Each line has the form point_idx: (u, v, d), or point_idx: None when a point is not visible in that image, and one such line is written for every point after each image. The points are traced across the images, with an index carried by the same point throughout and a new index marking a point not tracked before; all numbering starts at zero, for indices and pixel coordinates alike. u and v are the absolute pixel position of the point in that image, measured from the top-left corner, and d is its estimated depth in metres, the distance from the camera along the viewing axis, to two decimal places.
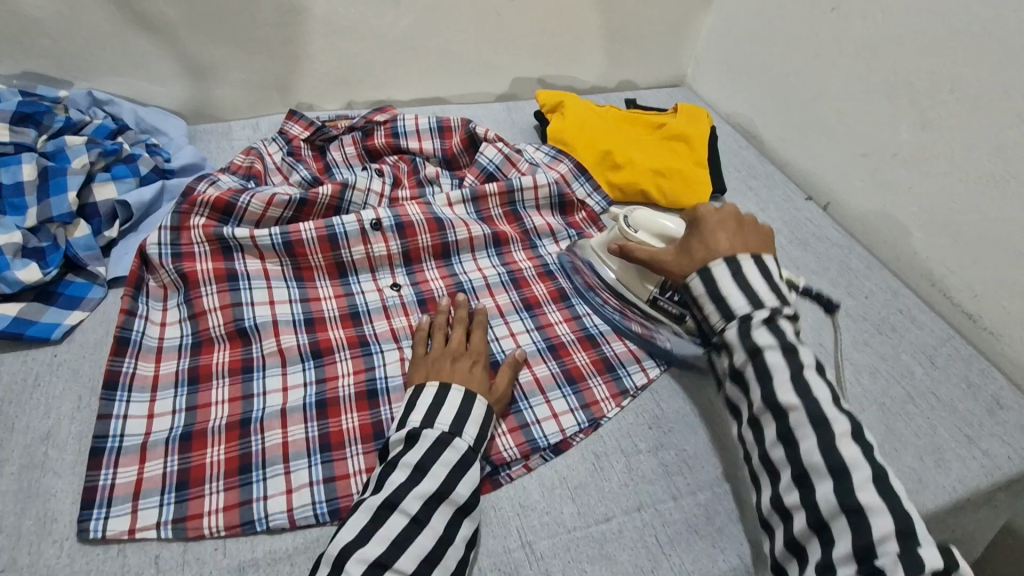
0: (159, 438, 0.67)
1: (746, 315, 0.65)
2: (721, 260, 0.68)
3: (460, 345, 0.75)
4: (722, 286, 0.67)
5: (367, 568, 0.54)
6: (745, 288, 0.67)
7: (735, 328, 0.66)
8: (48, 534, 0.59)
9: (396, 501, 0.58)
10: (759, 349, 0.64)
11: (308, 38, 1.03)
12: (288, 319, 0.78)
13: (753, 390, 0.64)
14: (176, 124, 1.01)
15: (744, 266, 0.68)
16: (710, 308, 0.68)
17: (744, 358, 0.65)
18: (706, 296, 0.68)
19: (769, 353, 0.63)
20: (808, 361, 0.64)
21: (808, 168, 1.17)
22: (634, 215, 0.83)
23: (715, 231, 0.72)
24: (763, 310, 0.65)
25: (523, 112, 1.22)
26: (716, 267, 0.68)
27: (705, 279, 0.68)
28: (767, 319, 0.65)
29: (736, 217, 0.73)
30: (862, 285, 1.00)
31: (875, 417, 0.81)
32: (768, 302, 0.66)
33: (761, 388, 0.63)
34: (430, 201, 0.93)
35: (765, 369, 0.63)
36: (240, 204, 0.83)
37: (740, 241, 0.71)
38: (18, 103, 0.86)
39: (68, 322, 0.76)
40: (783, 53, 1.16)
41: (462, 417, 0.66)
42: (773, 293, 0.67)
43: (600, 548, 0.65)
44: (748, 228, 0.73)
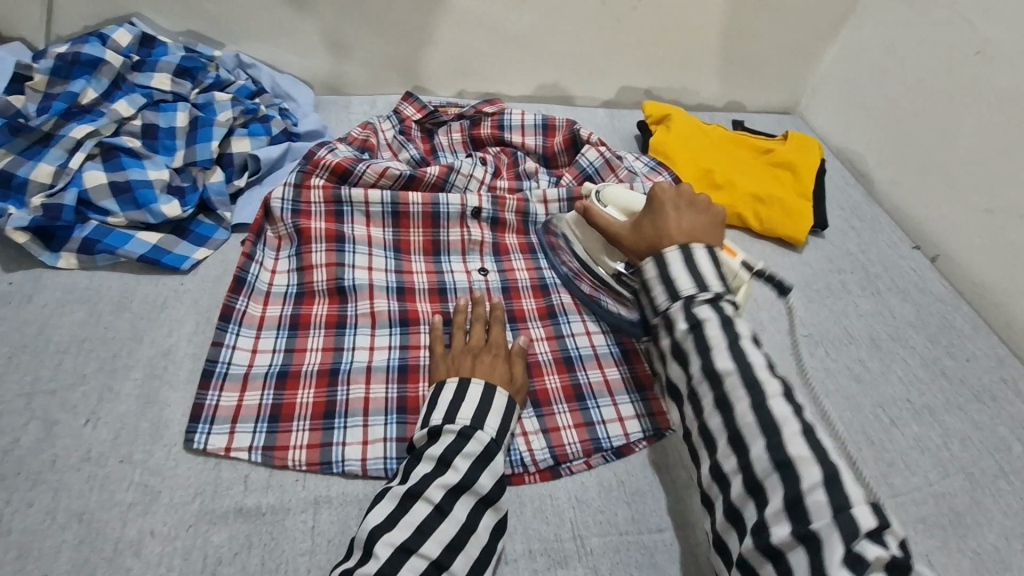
0: (259, 371, 0.73)
1: (691, 296, 0.66)
2: (676, 248, 0.68)
3: (479, 342, 0.75)
4: (671, 270, 0.68)
5: (392, 553, 0.56)
6: (691, 269, 0.67)
7: (681, 305, 0.66)
8: (160, 439, 0.67)
9: (420, 490, 0.60)
10: (699, 322, 0.65)
11: (434, 26, 1.09)
12: (382, 285, 0.84)
13: (692, 361, 0.65)
14: (306, 94, 1.10)
15: (696, 252, 0.68)
16: (658, 290, 0.68)
17: (683, 333, 0.66)
18: (655, 280, 0.68)
19: (708, 325, 0.64)
20: (744, 332, 0.64)
21: (919, 215, 1.10)
22: (606, 190, 0.83)
23: (666, 209, 0.74)
24: (706, 292, 0.66)
25: (625, 121, 1.23)
26: (670, 253, 0.68)
27: (657, 262, 0.69)
28: (710, 299, 0.66)
29: (691, 194, 0.76)
30: (964, 346, 0.94)
31: (961, 486, 0.76)
32: (713, 286, 0.67)
33: (700, 357, 0.64)
34: (527, 196, 0.95)
35: (704, 339, 0.64)
36: (356, 171, 0.90)
37: (689, 220, 0.73)
38: (181, 57, 0.97)
39: (196, 257, 0.84)
40: (913, 92, 1.10)
41: (483, 411, 0.67)
42: (720, 279, 0.68)
43: (650, 557, 0.65)
44: (700, 207, 0.75)
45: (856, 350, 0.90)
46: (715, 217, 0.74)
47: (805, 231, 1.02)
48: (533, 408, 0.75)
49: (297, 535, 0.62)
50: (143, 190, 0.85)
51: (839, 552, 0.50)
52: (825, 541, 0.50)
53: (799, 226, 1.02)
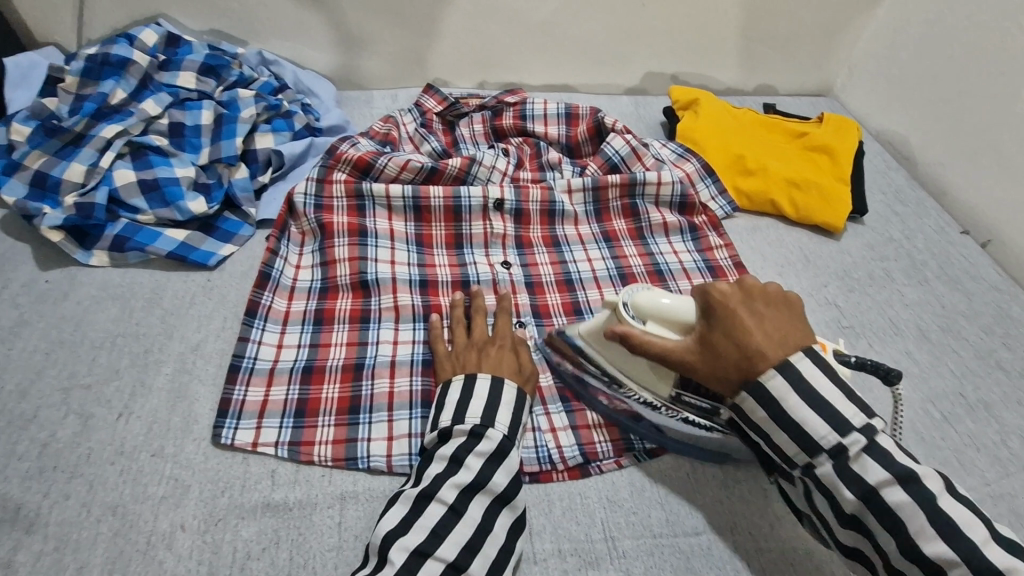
0: (285, 366, 0.73)
1: (839, 447, 0.53)
2: (774, 371, 0.54)
3: (484, 337, 0.74)
4: (795, 412, 0.54)
5: (408, 557, 0.55)
6: (814, 402, 0.53)
7: (828, 461, 0.53)
8: (190, 433, 0.67)
9: (433, 492, 0.59)
10: (872, 488, 0.52)
11: (454, 16, 1.07)
12: (405, 278, 0.83)
13: (881, 537, 0.52)
14: (327, 88, 1.09)
15: (806, 372, 0.54)
16: (789, 442, 0.55)
17: (856, 504, 0.53)
18: (777, 427, 0.55)
19: (887, 490, 0.51)
20: (924, 474, 0.52)
21: (969, 199, 1.04)
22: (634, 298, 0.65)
23: (742, 322, 0.57)
24: (852, 435, 0.53)
25: (651, 108, 1.20)
26: (773, 381, 0.55)
27: (770, 406, 0.55)
28: (866, 444, 0.52)
29: (759, 289, 0.60)
30: (1022, 337, 0.88)
31: (1021, 485, 0.71)
32: (854, 419, 0.53)
33: (892, 536, 0.52)
34: (551, 185, 0.93)
35: (888, 512, 0.51)
36: (378, 165, 0.89)
37: (775, 330, 0.57)
38: (206, 55, 0.98)
39: (222, 253, 0.85)
40: (959, 71, 1.04)
41: (493, 408, 0.65)
42: (852, 401, 0.54)
43: (686, 561, 0.63)
44: (777, 304, 0.59)
45: (902, 341, 0.85)
46: (795, 309, 0.60)
47: (844, 217, 0.98)
48: (561, 404, 0.73)
49: (324, 530, 0.62)
50: (170, 187, 0.86)
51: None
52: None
53: (837, 212, 0.97)
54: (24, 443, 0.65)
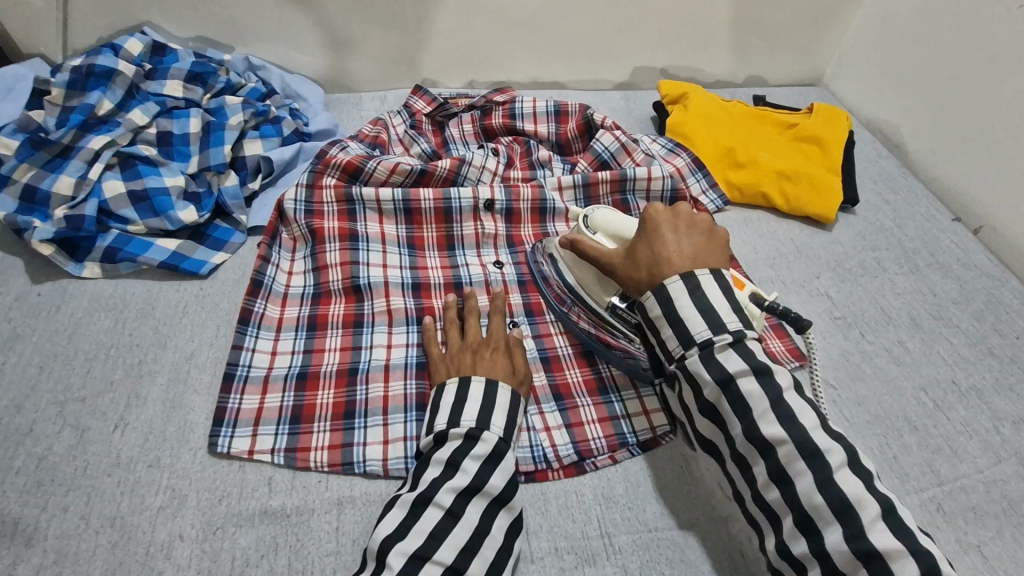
0: (279, 373, 0.73)
1: (707, 342, 0.60)
2: (677, 277, 0.62)
3: (478, 337, 0.74)
4: (679, 308, 0.61)
5: (407, 562, 0.55)
6: (702, 305, 0.61)
7: (696, 352, 0.60)
8: (186, 442, 0.68)
9: (430, 496, 0.59)
10: (730, 377, 0.58)
11: (440, 15, 1.07)
12: (397, 281, 0.83)
13: (730, 423, 0.58)
14: (315, 92, 1.09)
15: (705, 283, 0.62)
16: (668, 332, 0.62)
17: (715, 390, 0.59)
18: (663, 318, 0.62)
19: (741, 380, 0.57)
20: (785, 382, 0.59)
21: (960, 186, 1.04)
22: (594, 213, 0.77)
23: (661, 232, 0.67)
24: (724, 333, 0.60)
25: (641, 103, 1.19)
26: (673, 283, 0.62)
27: (660, 299, 0.62)
28: (733, 342, 0.59)
29: (690, 216, 0.69)
30: (1014, 323, 0.88)
31: (1014, 471, 0.72)
32: (730, 324, 0.60)
33: (740, 419, 0.57)
34: (542, 183, 0.93)
35: (741, 400, 0.57)
36: (367, 168, 0.89)
37: (688, 243, 0.66)
38: (192, 63, 0.97)
39: (213, 261, 0.85)
40: (949, 57, 1.04)
41: (488, 410, 0.65)
42: (737, 314, 0.61)
43: (682, 554, 0.63)
44: (701, 228, 0.68)
45: (894, 330, 0.85)
46: (717, 239, 0.68)
47: (836, 208, 0.98)
48: (556, 402, 0.74)
49: (322, 535, 0.62)
50: (160, 197, 0.86)
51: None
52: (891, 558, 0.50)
53: (828, 202, 0.97)
54: (20, 458, 0.65)
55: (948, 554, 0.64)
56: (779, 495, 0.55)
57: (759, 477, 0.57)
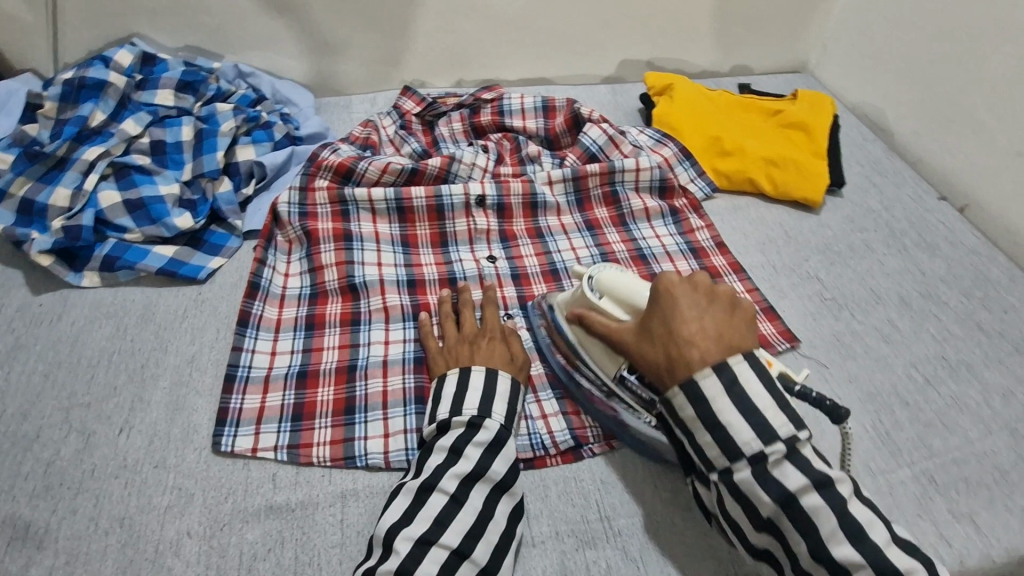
0: (279, 373, 0.75)
1: (760, 457, 0.53)
2: (706, 368, 0.56)
3: (473, 329, 0.75)
4: (722, 413, 0.55)
5: (413, 546, 0.56)
6: (744, 406, 0.54)
7: (747, 468, 0.54)
8: (190, 442, 0.69)
9: (434, 483, 0.60)
10: (791, 495, 0.52)
11: (427, 16, 1.08)
12: (393, 279, 0.84)
13: (793, 540, 0.53)
14: (305, 96, 1.10)
15: (738, 372, 0.56)
16: (707, 440, 0.55)
17: (772, 508, 0.53)
18: (701, 425, 0.56)
19: (805, 497, 0.52)
20: (844, 487, 0.54)
21: (945, 166, 1.06)
22: (600, 274, 0.70)
23: (683, 312, 0.60)
24: (776, 445, 0.53)
25: (628, 96, 1.21)
26: (709, 381, 0.56)
27: (698, 403, 0.56)
28: (786, 453, 0.53)
29: (709, 287, 0.63)
30: (1001, 298, 0.89)
31: (1004, 443, 0.73)
32: (778, 427, 0.54)
33: (806, 540, 0.52)
34: (532, 178, 0.95)
35: (806, 518, 0.52)
36: (359, 169, 0.90)
37: (712, 322, 0.59)
38: (182, 72, 0.99)
39: (211, 266, 0.86)
40: (928, 38, 1.05)
41: (489, 397, 0.67)
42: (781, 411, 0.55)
43: (680, 534, 0.65)
44: (723, 301, 0.61)
45: (884, 310, 0.87)
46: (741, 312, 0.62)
47: (823, 191, 0.99)
48: (552, 391, 0.75)
49: (327, 528, 0.64)
50: (155, 204, 0.87)
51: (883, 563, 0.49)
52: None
53: (815, 186, 0.99)
54: (28, 464, 0.66)
55: (941, 524, 0.66)
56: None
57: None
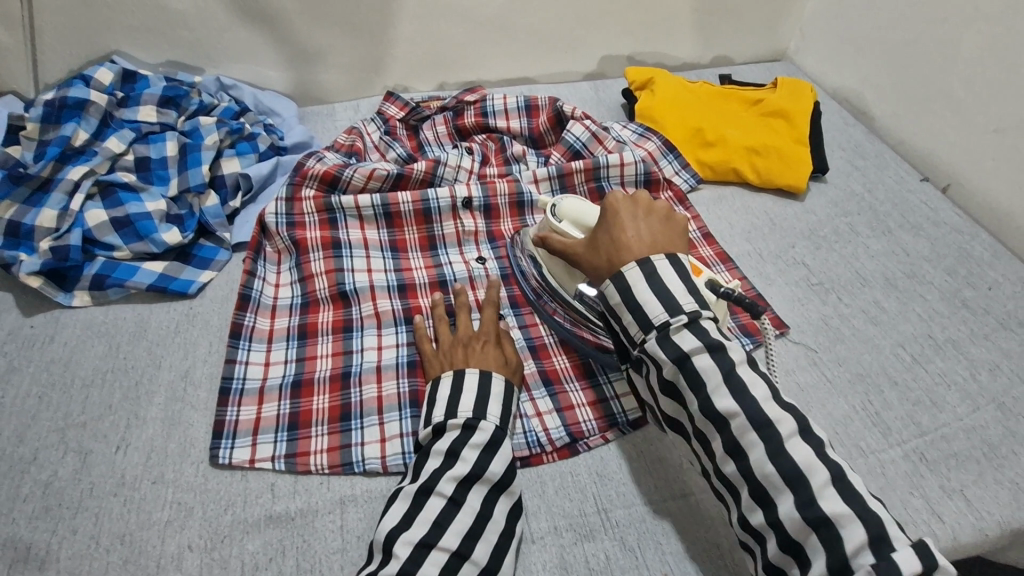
0: (274, 383, 0.75)
1: (664, 324, 0.59)
2: (633, 263, 0.62)
3: (468, 330, 0.76)
4: (637, 292, 0.61)
5: (413, 549, 0.56)
6: (659, 289, 0.61)
7: (655, 336, 0.60)
8: (188, 457, 0.69)
9: (432, 486, 0.60)
10: (685, 356, 0.58)
11: (406, 21, 1.09)
12: (383, 284, 0.85)
13: (688, 400, 0.58)
14: (288, 106, 1.10)
15: (660, 268, 0.62)
16: (629, 319, 0.62)
17: (672, 368, 0.59)
18: (622, 305, 0.62)
19: (696, 357, 0.58)
20: (739, 358, 0.58)
21: (926, 147, 1.07)
22: (562, 203, 0.76)
23: (620, 218, 0.67)
24: (681, 315, 0.59)
25: (610, 91, 1.21)
26: (630, 269, 0.62)
27: (619, 285, 0.62)
28: (688, 323, 0.59)
29: (649, 203, 0.70)
30: (986, 275, 0.91)
31: (993, 417, 0.74)
32: (686, 305, 0.60)
33: (696, 395, 0.57)
34: (517, 177, 0.95)
35: (696, 376, 0.57)
36: (345, 177, 0.91)
37: (645, 227, 0.66)
38: (163, 88, 0.99)
39: (201, 279, 0.86)
40: (904, 21, 1.06)
41: (484, 400, 0.67)
42: (693, 295, 0.61)
43: (677, 524, 0.65)
44: (659, 214, 0.69)
45: (870, 291, 0.88)
46: (676, 226, 0.69)
47: (806, 177, 1.00)
48: (546, 388, 0.76)
49: (328, 535, 0.64)
50: (142, 221, 0.87)
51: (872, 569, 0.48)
52: (841, 523, 0.50)
53: (798, 172, 1.00)
54: (26, 486, 0.66)
55: (934, 500, 0.67)
56: (735, 469, 0.56)
57: (716, 450, 0.57)
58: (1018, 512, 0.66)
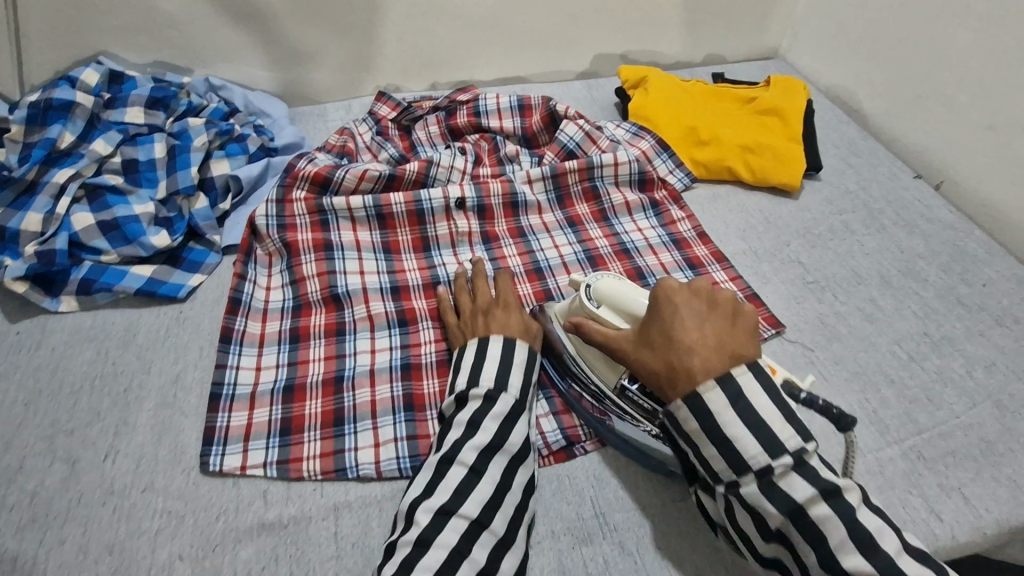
0: (265, 388, 0.74)
1: (766, 468, 0.53)
2: (711, 382, 0.55)
3: (487, 300, 0.76)
4: (726, 427, 0.54)
5: (433, 517, 0.56)
6: (749, 420, 0.54)
7: (754, 482, 0.54)
8: (179, 464, 0.68)
9: (454, 455, 0.60)
10: (799, 507, 0.52)
11: (397, 20, 1.08)
12: (376, 287, 0.84)
13: (804, 552, 0.52)
14: (278, 106, 1.09)
15: (743, 386, 0.55)
16: (714, 453, 0.56)
17: (781, 519, 0.53)
18: (705, 437, 0.55)
19: (812, 509, 0.52)
20: (855, 498, 0.53)
21: (919, 145, 1.07)
22: (599, 283, 0.70)
23: (683, 320, 0.60)
24: (784, 455, 0.53)
25: (604, 90, 1.21)
26: (711, 393, 0.55)
27: (700, 415, 0.56)
28: (794, 465, 0.53)
29: (710, 294, 0.62)
30: (980, 271, 0.91)
31: (989, 414, 0.74)
32: (787, 440, 0.54)
33: (815, 551, 0.51)
34: (511, 178, 0.95)
35: (813, 530, 0.51)
36: (336, 178, 0.90)
37: (714, 329, 0.59)
38: (151, 88, 0.97)
39: (191, 283, 0.85)
40: (895, 18, 1.06)
41: (504, 370, 0.67)
42: (789, 422, 0.55)
43: (675, 527, 0.65)
44: (724, 309, 0.61)
45: (865, 289, 0.88)
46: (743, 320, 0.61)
47: (800, 175, 1.00)
48: (541, 391, 0.75)
49: (321, 541, 0.63)
50: (131, 225, 0.86)
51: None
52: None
53: (793, 171, 0.99)
54: (12, 495, 0.65)
55: (932, 499, 0.67)
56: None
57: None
58: (1016, 510, 0.66)
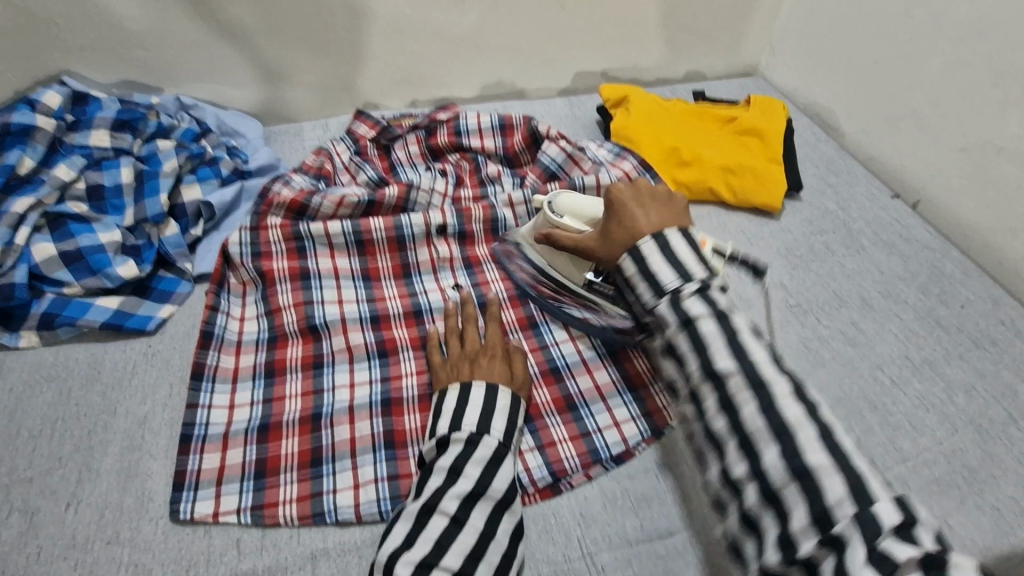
0: (239, 428, 0.71)
1: (676, 290, 0.60)
2: (647, 237, 0.63)
3: (475, 345, 0.74)
4: (651, 262, 0.62)
5: (414, 570, 0.54)
6: (671, 257, 0.62)
7: (666, 303, 0.60)
8: (146, 513, 0.65)
9: (435, 504, 0.58)
10: (691, 320, 0.59)
11: (375, 38, 1.05)
12: (355, 316, 0.81)
13: (688, 361, 0.59)
14: (252, 126, 1.06)
15: (671, 239, 0.63)
16: (641, 286, 0.63)
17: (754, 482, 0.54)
18: (637, 275, 0.63)
19: (701, 322, 0.58)
20: (744, 325, 0.59)
21: (896, 164, 1.08)
22: (557, 199, 0.78)
23: (629, 208, 0.67)
24: (693, 282, 0.60)
25: (585, 107, 1.20)
26: (645, 243, 0.63)
27: (635, 257, 0.63)
28: (698, 289, 0.60)
29: (649, 187, 0.70)
30: (957, 293, 0.92)
31: (971, 440, 0.75)
32: (697, 272, 0.61)
33: (697, 357, 0.58)
34: (493, 202, 0.93)
35: (700, 339, 0.58)
36: (313, 205, 0.88)
37: (658, 213, 0.66)
38: (118, 110, 0.93)
39: (160, 315, 0.82)
40: (871, 39, 1.07)
41: (488, 414, 0.65)
42: (700, 261, 0.62)
43: (663, 565, 0.64)
44: (662, 197, 0.69)
45: (847, 312, 0.88)
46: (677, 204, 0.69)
47: (781, 195, 1.00)
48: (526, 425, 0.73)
49: None
50: (95, 255, 0.82)
51: (863, 551, 0.46)
52: (821, 476, 0.50)
53: (774, 191, 0.99)
54: None
55: None
56: (727, 424, 0.57)
57: (710, 408, 0.58)
58: (999, 540, 0.67)
